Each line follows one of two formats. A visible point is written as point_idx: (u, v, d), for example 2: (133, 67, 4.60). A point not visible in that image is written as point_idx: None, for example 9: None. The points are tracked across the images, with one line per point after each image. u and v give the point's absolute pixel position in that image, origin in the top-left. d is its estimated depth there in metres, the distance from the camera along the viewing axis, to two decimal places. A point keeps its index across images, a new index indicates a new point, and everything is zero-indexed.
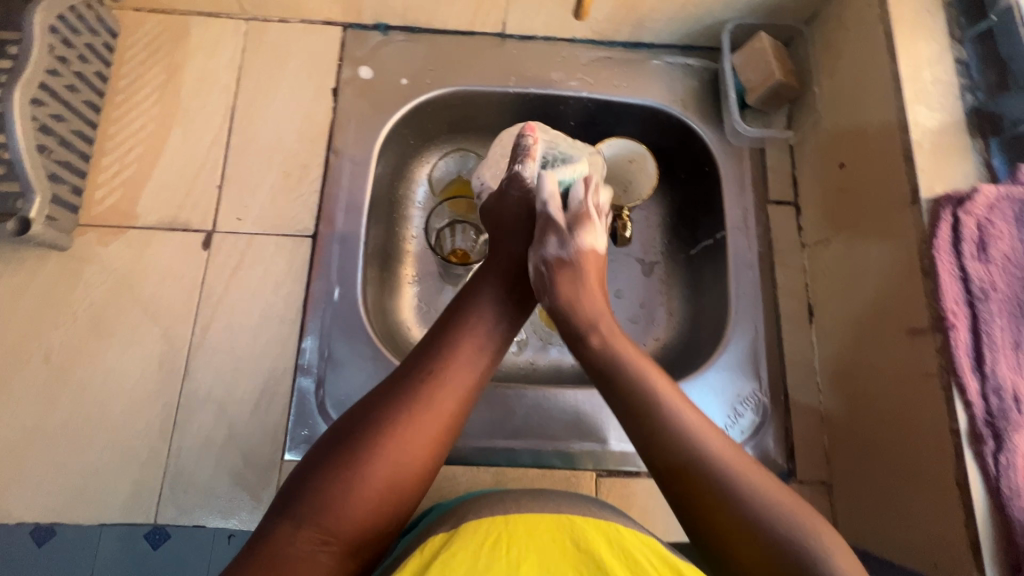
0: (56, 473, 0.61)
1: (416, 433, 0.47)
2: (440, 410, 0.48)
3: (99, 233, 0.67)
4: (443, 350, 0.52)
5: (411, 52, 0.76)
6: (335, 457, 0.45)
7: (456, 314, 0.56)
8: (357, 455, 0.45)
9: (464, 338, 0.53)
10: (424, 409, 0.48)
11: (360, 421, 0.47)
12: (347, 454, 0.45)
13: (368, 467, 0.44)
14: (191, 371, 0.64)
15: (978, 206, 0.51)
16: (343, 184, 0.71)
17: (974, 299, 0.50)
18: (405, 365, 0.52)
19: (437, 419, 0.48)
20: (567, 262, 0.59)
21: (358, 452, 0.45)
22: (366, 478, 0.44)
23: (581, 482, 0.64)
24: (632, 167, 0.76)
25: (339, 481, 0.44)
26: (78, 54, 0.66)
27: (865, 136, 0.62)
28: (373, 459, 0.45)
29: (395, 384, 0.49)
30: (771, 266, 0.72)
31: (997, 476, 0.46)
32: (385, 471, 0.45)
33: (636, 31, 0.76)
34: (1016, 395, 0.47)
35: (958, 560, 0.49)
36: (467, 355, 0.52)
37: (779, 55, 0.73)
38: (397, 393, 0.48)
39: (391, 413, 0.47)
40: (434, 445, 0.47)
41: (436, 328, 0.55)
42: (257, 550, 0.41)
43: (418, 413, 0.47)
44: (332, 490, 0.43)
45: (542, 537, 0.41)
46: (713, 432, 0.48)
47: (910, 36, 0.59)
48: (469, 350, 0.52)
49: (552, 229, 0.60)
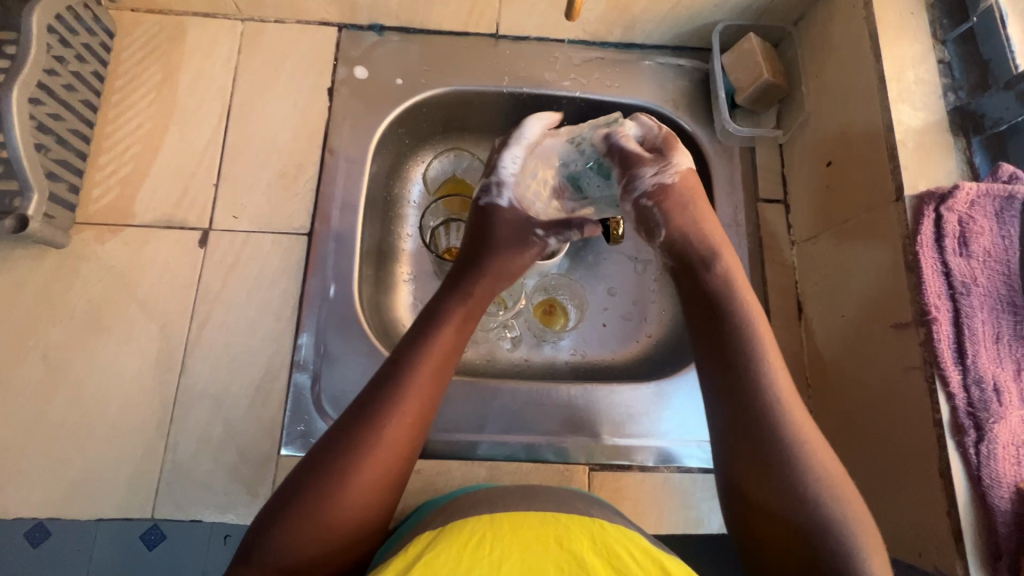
0: (54, 469, 0.61)
1: (377, 467, 0.47)
2: (399, 440, 0.49)
3: (96, 231, 0.68)
4: (401, 377, 0.51)
5: (406, 52, 0.77)
6: (300, 494, 0.45)
7: (414, 336, 0.55)
8: (320, 494, 0.45)
9: (423, 363, 0.53)
10: (383, 442, 0.48)
11: (324, 457, 0.47)
12: (313, 493, 0.45)
13: (334, 505, 0.45)
14: (188, 368, 0.65)
15: (960, 203, 0.52)
16: (339, 182, 0.72)
17: (956, 293, 0.52)
18: (364, 393, 0.51)
19: (397, 450, 0.48)
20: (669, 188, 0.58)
21: (323, 489, 0.45)
22: (331, 516, 0.44)
23: (574, 476, 0.65)
24: None
25: (305, 521, 0.44)
26: (75, 54, 0.67)
27: (852, 135, 0.63)
28: (337, 496, 0.45)
29: (355, 417, 0.49)
30: (762, 263, 0.73)
31: (978, 465, 0.48)
32: (350, 506, 0.45)
33: (628, 32, 0.77)
34: (995, 386, 0.49)
35: (941, 549, 0.50)
36: (424, 381, 0.52)
37: (768, 56, 0.74)
38: (356, 428, 0.48)
39: (352, 448, 0.47)
40: (395, 474, 0.48)
41: (396, 351, 0.54)
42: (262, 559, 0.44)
43: (378, 447, 0.47)
44: (298, 529, 0.44)
45: (526, 537, 0.42)
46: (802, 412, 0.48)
47: (895, 37, 0.60)
48: (427, 375, 0.52)
49: (639, 160, 0.59)
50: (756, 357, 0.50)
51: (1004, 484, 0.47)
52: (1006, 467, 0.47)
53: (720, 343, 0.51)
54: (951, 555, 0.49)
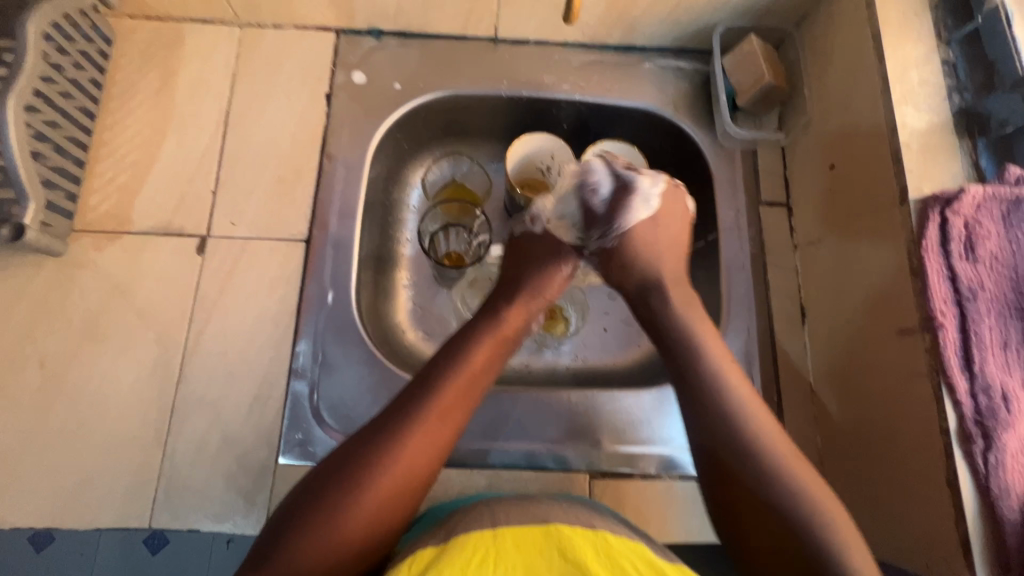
0: (52, 478, 0.61)
1: (399, 481, 0.47)
2: (424, 456, 0.48)
3: (94, 238, 0.68)
4: (433, 389, 0.51)
5: (404, 57, 0.76)
6: (317, 503, 0.45)
7: (451, 348, 0.55)
8: (338, 502, 0.45)
9: (457, 376, 0.52)
10: (423, 443, 0.48)
11: (346, 465, 0.47)
12: (331, 502, 0.45)
13: (350, 515, 0.44)
14: (185, 375, 0.65)
15: (967, 206, 0.51)
16: (337, 188, 0.72)
17: (962, 299, 0.51)
18: (393, 404, 0.51)
19: (421, 465, 0.48)
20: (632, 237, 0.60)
21: (339, 500, 0.45)
22: (346, 526, 0.44)
23: (575, 483, 0.65)
24: (554, 162, 0.76)
25: (320, 530, 0.44)
26: (73, 62, 0.67)
27: (855, 138, 0.62)
28: (355, 506, 0.45)
29: (384, 426, 0.48)
30: (764, 267, 0.72)
31: (986, 475, 0.47)
32: (365, 518, 0.45)
33: (628, 35, 0.77)
34: (1004, 394, 0.48)
35: (950, 561, 0.49)
36: (459, 397, 0.51)
37: (769, 58, 0.73)
38: (383, 437, 0.48)
39: (369, 462, 0.46)
40: (415, 491, 0.48)
41: (429, 363, 0.54)
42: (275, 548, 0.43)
43: (402, 460, 0.47)
44: (312, 539, 0.43)
45: (530, 553, 0.41)
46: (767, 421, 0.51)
47: (898, 38, 0.59)
48: (462, 391, 0.52)
49: (619, 209, 0.59)
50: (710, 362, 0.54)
51: (1013, 496, 0.46)
52: (1014, 478, 0.46)
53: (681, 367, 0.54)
54: (959, 567, 0.48)
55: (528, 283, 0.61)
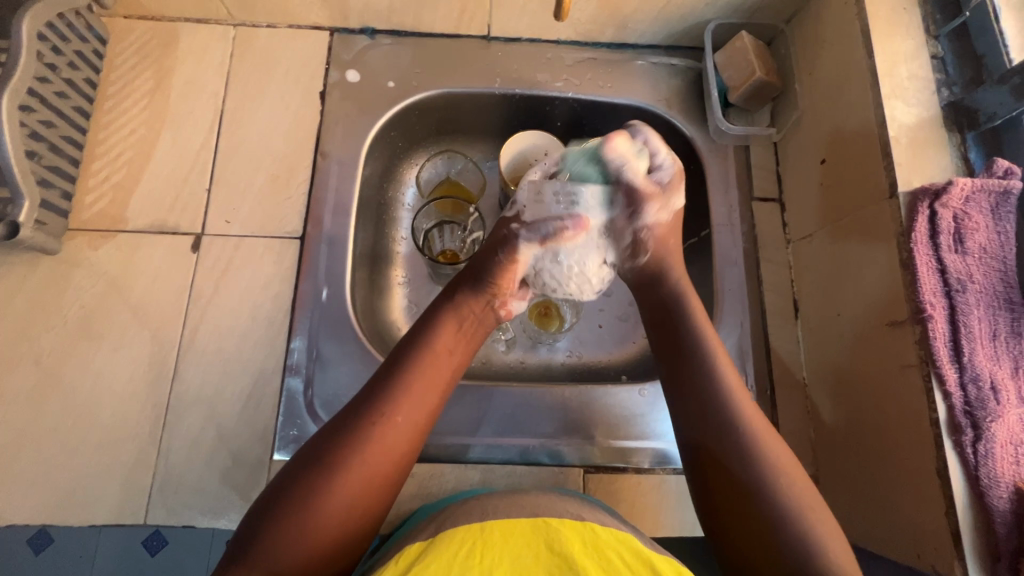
0: (47, 475, 0.61)
1: (368, 468, 0.47)
2: (391, 441, 0.48)
3: (88, 236, 0.68)
4: (398, 377, 0.51)
5: (397, 56, 0.77)
6: (285, 499, 0.45)
7: (413, 336, 0.55)
8: (306, 496, 0.45)
9: (421, 362, 0.53)
10: (386, 430, 0.48)
11: (313, 460, 0.47)
12: (299, 497, 0.45)
13: (320, 506, 0.45)
14: (180, 373, 0.65)
15: (955, 199, 0.51)
16: (331, 186, 0.72)
17: (952, 290, 0.51)
18: (357, 397, 0.51)
19: (390, 451, 0.48)
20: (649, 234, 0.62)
21: (310, 492, 0.45)
22: (316, 518, 0.44)
23: (569, 478, 0.65)
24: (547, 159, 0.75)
25: (291, 524, 0.44)
26: (67, 61, 0.67)
27: (845, 133, 0.63)
28: (324, 497, 0.45)
29: (350, 418, 0.49)
30: (757, 263, 0.73)
31: (976, 465, 0.47)
32: (334, 509, 0.45)
33: (620, 32, 0.77)
34: (993, 384, 0.48)
35: (940, 552, 0.49)
36: (419, 384, 0.52)
37: (761, 54, 0.73)
38: (348, 428, 0.48)
39: (335, 455, 0.47)
40: (383, 478, 0.48)
41: (392, 353, 0.54)
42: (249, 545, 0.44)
43: (368, 448, 0.47)
44: (282, 535, 0.44)
45: (517, 544, 0.42)
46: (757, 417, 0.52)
47: (887, 33, 0.60)
48: (425, 375, 0.52)
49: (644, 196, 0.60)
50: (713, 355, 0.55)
51: (1002, 484, 0.46)
52: (1004, 467, 0.47)
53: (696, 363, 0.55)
54: (949, 556, 0.48)
55: (485, 273, 0.59)
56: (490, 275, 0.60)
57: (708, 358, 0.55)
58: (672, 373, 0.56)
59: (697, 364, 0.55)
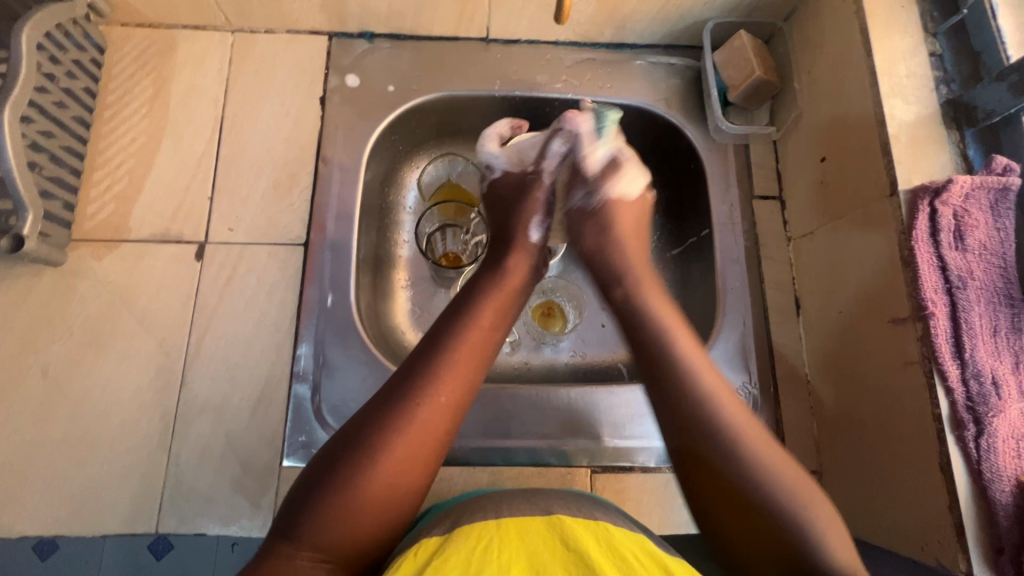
0: (58, 486, 0.61)
1: (411, 440, 0.48)
2: (435, 414, 0.50)
3: (92, 247, 0.68)
4: (439, 354, 0.52)
5: (396, 59, 0.77)
6: (331, 473, 0.46)
7: (455, 309, 0.57)
8: (353, 468, 0.46)
9: (463, 335, 0.54)
10: (431, 400, 0.50)
11: (358, 433, 0.48)
12: (344, 472, 0.46)
13: (369, 475, 0.46)
14: (187, 381, 0.65)
15: (955, 196, 0.52)
16: (333, 191, 0.72)
17: (953, 288, 0.51)
18: (400, 373, 0.52)
19: (435, 420, 0.49)
20: (591, 208, 0.67)
21: (359, 461, 0.46)
22: (364, 490, 0.45)
23: (576, 478, 0.65)
24: None
25: (342, 493, 0.45)
26: (66, 71, 0.67)
27: (844, 132, 0.63)
28: (371, 468, 0.46)
29: (393, 392, 0.50)
30: (759, 261, 0.73)
31: (978, 460, 0.48)
32: (380, 484, 0.46)
33: (619, 33, 0.77)
34: (994, 379, 0.49)
35: (943, 544, 0.50)
36: (462, 356, 0.53)
37: (759, 53, 0.74)
38: (396, 398, 0.49)
39: (385, 424, 0.48)
40: (428, 449, 0.49)
41: (432, 330, 0.55)
42: (299, 515, 0.45)
43: (413, 418, 0.49)
44: (331, 505, 0.45)
45: (535, 541, 0.42)
46: (727, 393, 0.51)
47: (886, 31, 0.60)
48: (469, 345, 0.54)
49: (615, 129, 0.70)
50: (685, 360, 0.53)
51: (1005, 479, 0.47)
52: (1007, 461, 0.47)
53: (664, 376, 0.52)
54: (954, 550, 0.49)
55: (523, 220, 0.67)
56: (533, 232, 0.66)
57: (677, 364, 0.52)
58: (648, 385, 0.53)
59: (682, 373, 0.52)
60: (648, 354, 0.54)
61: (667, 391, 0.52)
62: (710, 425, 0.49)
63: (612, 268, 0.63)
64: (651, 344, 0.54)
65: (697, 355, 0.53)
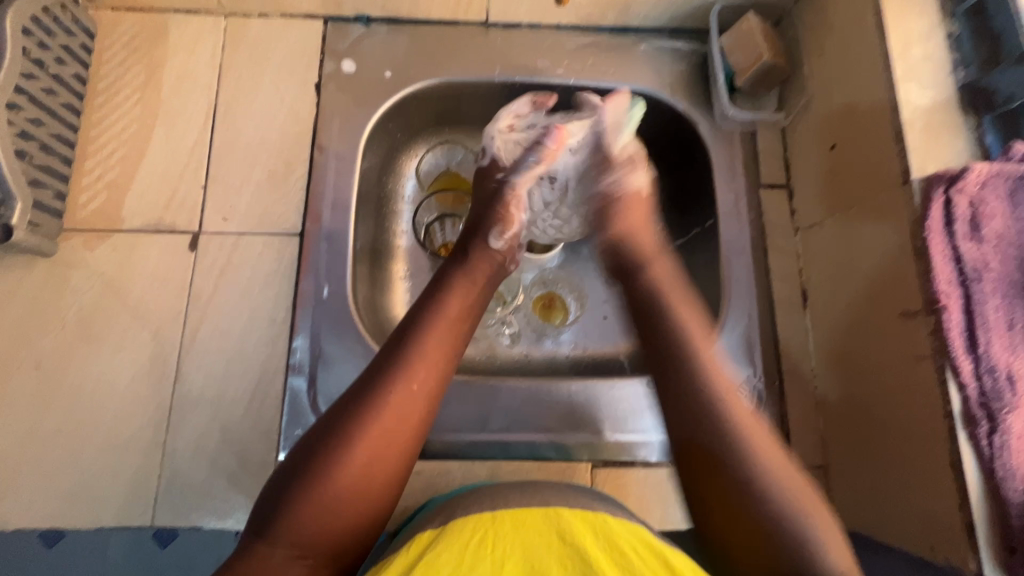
0: (52, 479, 0.61)
1: (383, 435, 0.47)
2: (405, 408, 0.48)
3: (85, 237, 0.67)
4: (410, 344, 0.51)
5: (393, 44, 0.75)
6: (302, 473, 0.45)
7: (424, 301, 0.56)
8: (324, 467, 0.45)
9: (432, 328, 0.53)
10: (401, 395, 0.48)
11: (329, 430, 0.47)
12: (316, 470, 0.45)
13: (341, 474, 0.45)
14: (181, 373, 0.64)
15: (971, 185, 0.50)
16: (329, 180, 0.70)
17: (967, 280, 0.50)
18: (370, 367, 0.51)
19: (406, 415, 0.48)
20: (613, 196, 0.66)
21: (329, 459, 0.45)
22: (336, 489, 0.44)
23: (577, 473, 0.64)
24: None
25: (313, 493, 0.44)
26: (54, 56, 0.65)
27: (857, 118, 0.61)
28: (343, 466, 0.45)
29: (363, 387, 0.49)
30: (765, 252, 0.71)
31: (991, 457, 0.46)
32: (352, 481, 0.45)
33: (623, 16, 0.75)
34: (1009, 375, 0.47)
35: (952, 542, 0.48)
36: (432, 350, 0.52)
37: (768, 36, 0.71)
38: (365, 393, 0.48)
39: (354, 422, 0.47)
40: (400, 444, 0.48)
41: (402, 324, 0.54)
42: (269, 518, 0.43)
43: (384, 414, 0.47)
44: (303, 505, 0.43)
45: (529, 536, 0.41)
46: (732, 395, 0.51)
47: (902, 13, 0.58)
48: (438, 339, 0.53)
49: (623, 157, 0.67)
50: (700, 356, 0.54)
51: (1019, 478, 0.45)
52: (1019, 460, 0.46)
53: (675, 364, 0.53)
54: (964, 548, 0.48)
55: (487, 228, 0.63)
56: (492, 243, 0.63)
57: (690, 351, 0.54)
58: (659, 377, 0.54)
59: (688, 366, 0.53)
60: (670, 351, 0.54)
61: (682, 380, 0.52)
62: (717, 424, 0.49)
63: (631, 263, 0.62)
64: (666, 342, 0.55)
65: (707, 350, 0.55)
